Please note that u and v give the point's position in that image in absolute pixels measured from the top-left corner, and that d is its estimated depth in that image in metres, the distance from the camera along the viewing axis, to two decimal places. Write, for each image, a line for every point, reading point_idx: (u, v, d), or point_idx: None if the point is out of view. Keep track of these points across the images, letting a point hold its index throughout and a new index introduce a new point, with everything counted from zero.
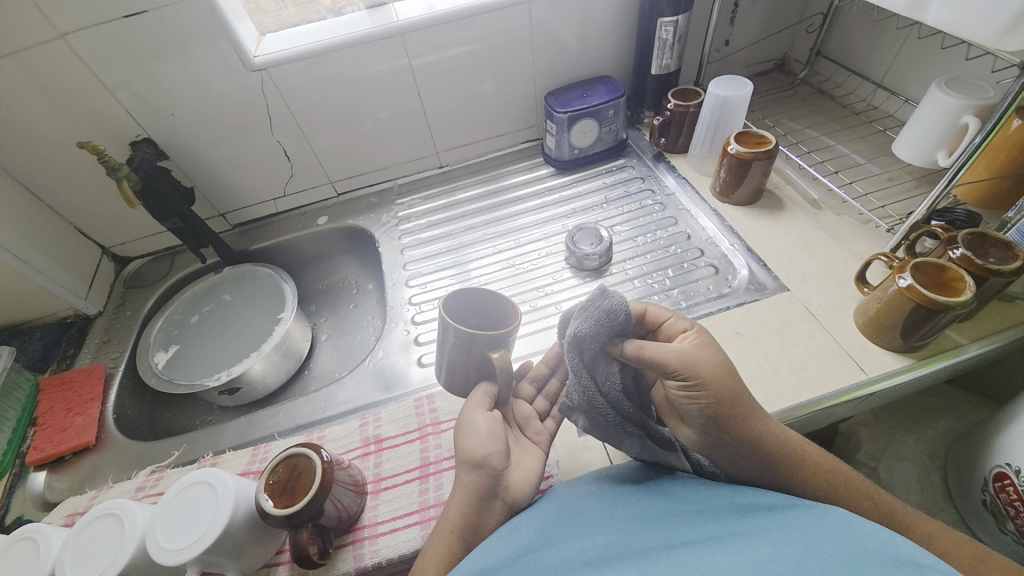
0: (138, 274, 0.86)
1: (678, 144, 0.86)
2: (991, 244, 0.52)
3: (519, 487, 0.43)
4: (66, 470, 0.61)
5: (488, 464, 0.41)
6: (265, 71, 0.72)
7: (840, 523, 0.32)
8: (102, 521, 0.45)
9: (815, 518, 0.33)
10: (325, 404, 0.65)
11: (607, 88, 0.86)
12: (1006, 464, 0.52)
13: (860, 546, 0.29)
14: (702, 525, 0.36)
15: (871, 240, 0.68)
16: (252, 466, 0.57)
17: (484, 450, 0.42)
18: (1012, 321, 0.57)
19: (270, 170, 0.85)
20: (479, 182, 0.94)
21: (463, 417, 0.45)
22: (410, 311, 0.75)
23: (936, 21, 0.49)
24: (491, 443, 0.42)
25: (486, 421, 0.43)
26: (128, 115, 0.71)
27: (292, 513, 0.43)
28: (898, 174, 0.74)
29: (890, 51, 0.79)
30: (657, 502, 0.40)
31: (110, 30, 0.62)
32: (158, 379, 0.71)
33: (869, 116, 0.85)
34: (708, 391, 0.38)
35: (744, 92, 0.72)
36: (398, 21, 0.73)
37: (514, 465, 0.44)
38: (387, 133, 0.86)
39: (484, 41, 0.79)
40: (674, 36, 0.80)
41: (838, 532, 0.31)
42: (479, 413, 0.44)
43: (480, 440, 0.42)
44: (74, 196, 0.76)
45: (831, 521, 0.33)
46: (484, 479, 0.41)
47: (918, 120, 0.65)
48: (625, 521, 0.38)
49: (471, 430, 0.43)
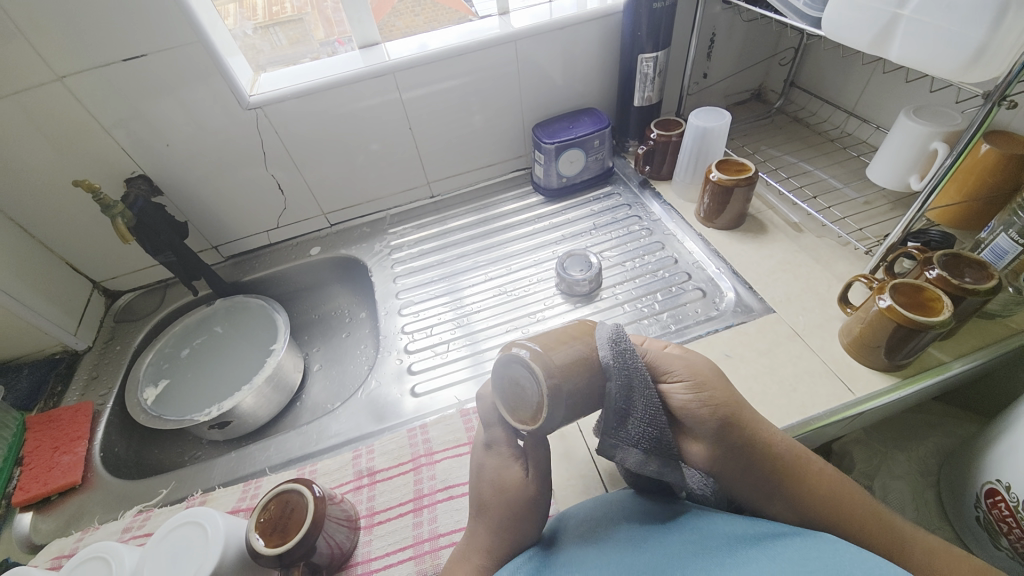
0: (129, 308, 0.86)
1: (663, 171, 0.89)
2: (966, 264, 0.54)
3: None
4: (52, 511, 0.60)
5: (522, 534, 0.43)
6: (260, 109, 0.74)
7: (830, 551, 0.31)
8: (87, 565, 0.44)
9: (803, 545, 0.32)
10: (317, 436, 0.64)
11: (593, 119, 0.89)
12: (996, 480, 0.53)
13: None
14: (694, 559, 0.35)
15: (852, 262, 0.70)
16: (242, 502, 0.56)
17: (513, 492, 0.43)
18: (992, 339, 0.58)
19: (264, 203, 0.86)
20: (469, 211, 0.96)
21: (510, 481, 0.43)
22: (403, 340, 0.75)
23: (899, 56, 0.51)
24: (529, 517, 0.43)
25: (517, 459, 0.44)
26: (123, 152, 0.72)
27: (283, 552, 0.42)
28: (874, 198, 0.77)
29: (858, 83, 0.83)
30: (650, 535, 0.39)
31: (108, 72, 0.64)
32: (148, 415, 0.70)
33: (843, 142, 0.88)
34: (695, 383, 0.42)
35: (723, 122, 0.75)
36: (390, 60, 0.76)
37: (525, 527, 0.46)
38: (379, 165, 0.88)
39: (473, 76, 0.82)
40: (655, 70, 0.83)
41: (827, 561, 0.30)
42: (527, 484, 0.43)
43: (508, 474, 0.43)
44: (67, 232, 0.77)
45: (821, 547, 0.32)
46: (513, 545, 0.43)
47: (891, 145, 0.68)
48: (621, 554, 0.37)
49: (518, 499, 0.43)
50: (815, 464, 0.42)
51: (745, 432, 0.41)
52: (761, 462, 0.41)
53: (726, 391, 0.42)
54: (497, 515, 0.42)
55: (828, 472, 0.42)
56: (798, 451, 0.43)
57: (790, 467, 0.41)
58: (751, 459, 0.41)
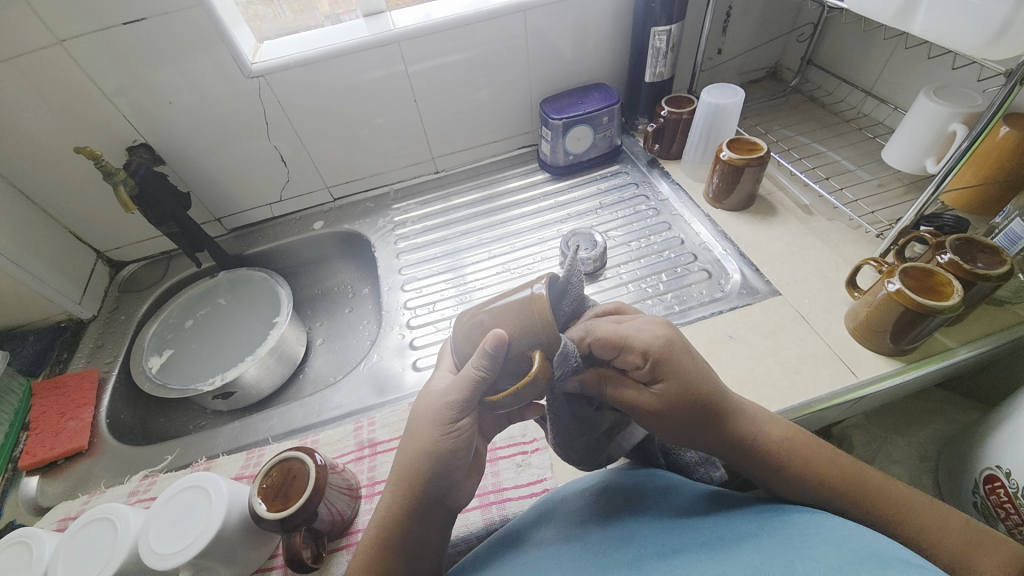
0: (132, 278, 0.86)
1: (672, 150, 0.87)
2: (978, 249, 0.53)
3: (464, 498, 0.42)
4: (58, 475, 0.61)
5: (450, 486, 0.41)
6: (262, 78, 0.72)
7: (835, 526, 0.31)
8: (94, 525, 0.45)
9: (810, 521, 0.32)
10: (319, 408, 0.65)
11: (602, 95, 0.87)
12: (997, 466, 0.53)
13: (847, 546, 0.28)
14: (699, 532, 0.35)
15: (862, 245, 0.69)
16: (245, 470, 0.57)
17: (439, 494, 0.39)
18: (1001, 325, 0.58)
19: (267, 176, 0.85)
20: (474, 187, 0.94)
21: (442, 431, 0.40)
22: (405, 315, 0.75)
23: (922, 30, 0.49)
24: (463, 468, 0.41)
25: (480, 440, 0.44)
26: (124, 121, 0.71)
27: (285, 517, 0.43)
28: (888, 180, 0.75)
29: (879, 60, 0.80)
30: (662, 511, 0.39)
31: (106, 36, 0.63)
32: (152, 383, 0.70)
33: (859, 124, 0.86)
34: (657, 423, 0.40)
35: (736, 99, 0.74)
36: (395, 29, 0.74)
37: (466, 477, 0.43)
38: (383, 139, 0.87)
39: (480, 49, 0.80)
40: (667, 44, 0.81)
41: (826, 536, 0.30)
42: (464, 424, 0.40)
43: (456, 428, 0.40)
44: (69, 200, 0.76)
45: (825, 523, 0.31)
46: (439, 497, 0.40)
47: (909, 126, 0.66)
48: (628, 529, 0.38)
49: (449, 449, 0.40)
50: (808, 449, 0.40)
51: (716, 432, 0.40)
52: (736, 450, 0.40)
53: (702, 389, 0.39)
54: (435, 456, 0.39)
55: (824, 458, 0.40)
56: (789, 438, 0.41)
57: (774, 458, 0.40)
58: (723, 449, 0.41)
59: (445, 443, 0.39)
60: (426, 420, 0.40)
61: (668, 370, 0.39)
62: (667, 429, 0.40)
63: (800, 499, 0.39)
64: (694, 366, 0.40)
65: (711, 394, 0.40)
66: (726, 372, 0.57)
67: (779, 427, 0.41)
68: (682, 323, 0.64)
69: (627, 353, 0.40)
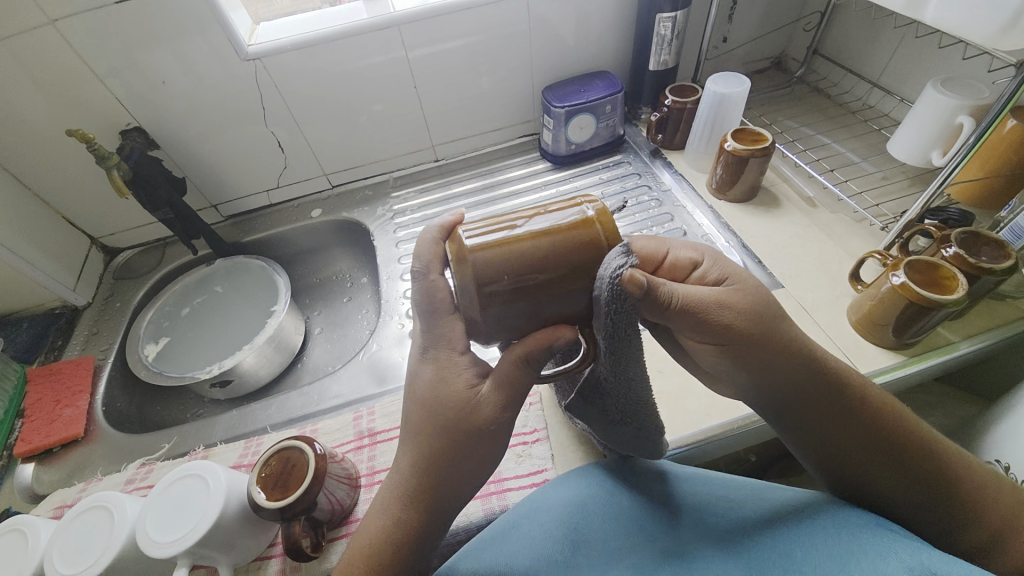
0: (127, 265, 0.85)
1: (676, 140, 0.86)
2: (983, 243, 0.53)
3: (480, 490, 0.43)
4: (54, 463, 0.61)
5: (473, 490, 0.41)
6: (258, 61, 0.71)
7: (845, 535, 0.33)
8: (90, 513, 0.44)
9: (826, 531, 0.34)
10: (318, 397, 0.64)
11: (605, 83, 0.86)
12: (995, 460, 0.53)
13: (857, 560, 0.30)
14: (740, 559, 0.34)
15: (865, 238, 0.68)
16: (244, 459, 0.57)
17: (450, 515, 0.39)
18: (1002, 319, 0.58)
19: (264, 162, 0.84)
20: (474, 176, 0.93)
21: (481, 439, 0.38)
22: (405, 305, 0.74)
23: (934, 19, 0.49)
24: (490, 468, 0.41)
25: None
26: (118, 104, 0.69)
27: (284, 506, 0.42)
28: (893, 173, 0.75)
29: (886, 51, 0.79)
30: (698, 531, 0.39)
31: (98, 15, 0.61)
32: (149, 371, 0.69)
33: (864, 115, 0.85)
34: (749, 342, 0.36)
35: (741, 89, 0.73)
36: (395, 12, 0.72)
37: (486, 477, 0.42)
38: (383, 126, 0.86)
39: (481, 34, 0.78)
40: (672, 32, 0.79)
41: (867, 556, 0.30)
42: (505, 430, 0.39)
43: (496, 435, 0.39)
44: (62, 185, 0.75)
45: (841, 534, 0.33)
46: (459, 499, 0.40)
47: (915, 118, 0.65)
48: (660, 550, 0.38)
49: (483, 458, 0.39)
50: (873, 402, 0.40)
51: (796, 375, 0.38)
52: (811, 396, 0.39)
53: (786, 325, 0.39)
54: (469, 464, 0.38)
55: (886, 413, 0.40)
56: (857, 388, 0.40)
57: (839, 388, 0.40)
58: (798, 397, 0.39)
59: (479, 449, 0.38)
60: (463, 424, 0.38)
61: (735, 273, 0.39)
62: (755, 352, 0.37)
63: (862, 435, 0.39)
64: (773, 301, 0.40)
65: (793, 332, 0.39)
66: None
67: (849, 375, 0.41)
68: None
69: (677, 253, 0.40)
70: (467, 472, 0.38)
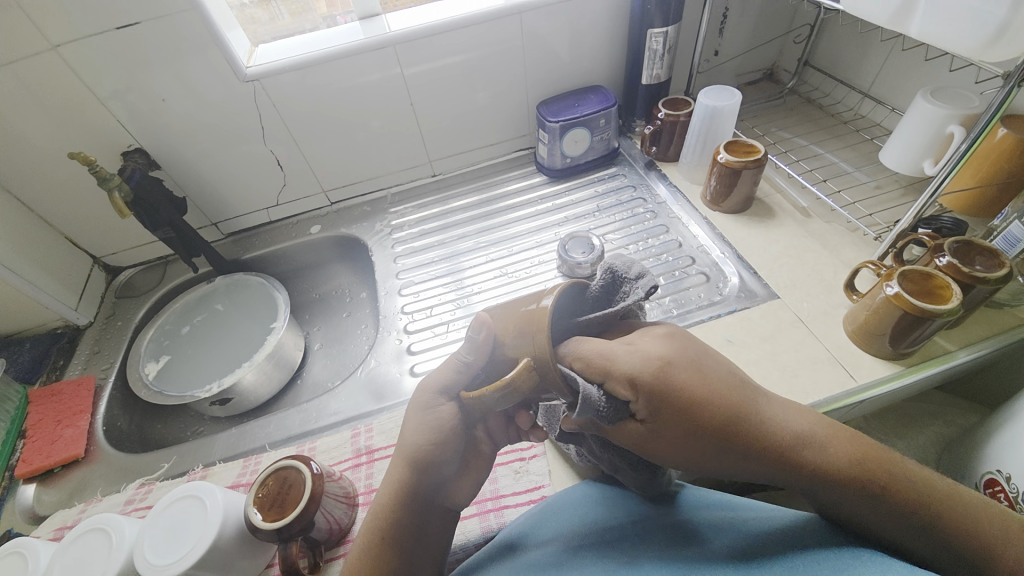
0: (129, 284, 0.86)
1: (670, 153, 0.87)
2: (977, 252, 0.53)
3: (462, 493, 0.45)
4: (54, 483, 0.61)
5: (436, 471, 0.42)
6: (257, 81, 0.72)
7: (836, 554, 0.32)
8: (89, 536, 0.45)
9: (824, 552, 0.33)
10: (317, 414, 0.64)
11: (599, 97, 0.87)
12: (997, 470, 0.52)
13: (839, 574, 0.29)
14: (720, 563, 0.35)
15: (860, 248, 0.68)
16: (242, 478, 0.57)
17: (435, 486, 0.43)
18: (999, 327, 0.58)
19: (263, 180, 0.85)
20: (472, 191, 0.94)
21: (417, 422, 0.43)
22: (403, 320, 0.75)
23: (919, 32, 0.49)
24: (441, 449, 0.43)
25: (476, 430, 0.46)
26: (120, 126, 0.71)
27: (281, 526, 0.43)
28: (886, 182, 0.75)
29: (875, 62, 0.80)
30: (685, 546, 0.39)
31: (101, 40, 0.62)
32: (149, 390, 0.70)
33: (856, 125, 0.86)
34: (692, 458, 0.38)
35: (732, 102, 0.74)
36: (390, 32, 0.74)
37: (459, 477, 0.45)
38: (380, 143, 0.87)
39: (476, 51, 0.80)
40: (664, 46, 0.81)
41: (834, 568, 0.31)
42: (437, 407, 0.43)
43: (438, 416, 0.43)
44: (66, 206, 0.76)
45: (835, 555, 0.32)
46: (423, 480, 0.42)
47: (905, 128, 0.66)
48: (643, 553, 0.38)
49: (426, 432, 0.43)
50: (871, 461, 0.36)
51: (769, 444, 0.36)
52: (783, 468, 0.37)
53: (750, 425, 0.37)
54: (416, 446, 0.42)
55: (891, 469, 0.36)
56: (852, 456, 0.36)
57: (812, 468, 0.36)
58: (773, 471, 0.37)
59: (445, 427, 0.43)
60: (413, 412, 0.44)
61: (682, 408, 0.37)
62: (700, 458, 0.38)
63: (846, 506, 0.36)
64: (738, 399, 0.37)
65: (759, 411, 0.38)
66: None
67: (843, 446, 0.37)
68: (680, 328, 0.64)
69: (613, 382, 0.37)
70: (434, 451, 0.42)
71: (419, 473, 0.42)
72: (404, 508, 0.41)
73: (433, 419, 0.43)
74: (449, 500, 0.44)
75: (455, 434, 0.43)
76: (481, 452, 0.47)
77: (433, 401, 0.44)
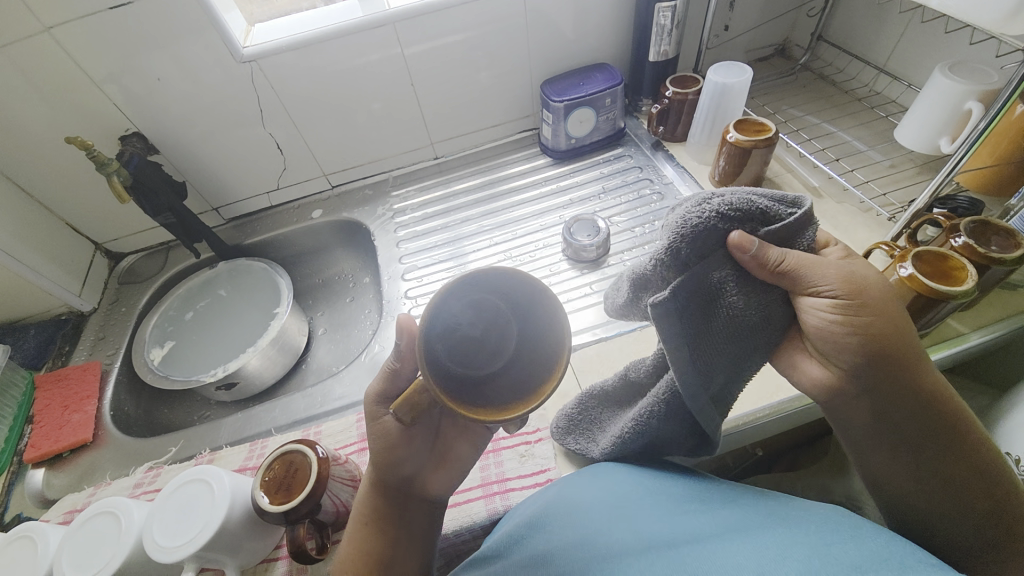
0: (132, 269, 0.86)
1: (677, 133, 0.85)
2: (993, 232, 0.51)
3: (436, 485, 0.47)
4: (64, 468, 0.61)
5: (400, 470, 0.45)
6: (255, 62, 0.71)
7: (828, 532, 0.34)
8: (97, 519, 0.45)
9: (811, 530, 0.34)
10: (322, 398, 0.64)
11: (605, 76, 0.84)
12: (1006, 452, 0.52)
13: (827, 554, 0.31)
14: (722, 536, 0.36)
15: (872, 229, 0.67)
16: (249, 461, 0.57)
17: (402, 482, 0.45)
18: (1013, 309, 0.57)
19: (264, 163, 0.83)
20: (474, 173, 0.93)
21: (371, 428, 0.45)
22: (406, 304, 0.74)
23: (940, 4, 0.47)
24: (402, 449, 0.45)
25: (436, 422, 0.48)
26: (116, 109, 0.69)
27: (288, 509, 0.43)
28: (900, 161, 0.73)
29: (892, 35, 0.77)
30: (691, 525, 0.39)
31: (94, 21, 0.61)
32: (154, 375, 0.70)
33: (871, 102, 0.83)
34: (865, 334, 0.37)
35: (743, 79, 0.71)
36: (390, 10, 0.72)
37: (429, 469, 0.47)
38: (381, 125, 0.85)
39: (479, 29, 0.77)
40: (672, 21, 0.78)
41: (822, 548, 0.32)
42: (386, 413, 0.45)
43: (384, 423, 0.45)
44: (65, 192, 0.75)
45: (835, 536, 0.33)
46: (391, 478, 0.45)
47: (921, 105, 0.64)
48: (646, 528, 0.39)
49: (384, 437, 0.44)
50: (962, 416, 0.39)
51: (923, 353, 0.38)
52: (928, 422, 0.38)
53: (921, 371, 0.37)
54: (373, 451, 0.44)
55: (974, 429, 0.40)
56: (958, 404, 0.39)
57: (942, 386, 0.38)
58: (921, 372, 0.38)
59: (393, 436, 0.45)
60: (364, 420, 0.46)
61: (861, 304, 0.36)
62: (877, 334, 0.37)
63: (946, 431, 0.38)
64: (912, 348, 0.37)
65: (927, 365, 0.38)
66: None
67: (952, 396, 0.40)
68: None
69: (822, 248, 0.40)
70: (395, 452, 0.44)
71: (387, 471, 0.44)
72: (384, 496, 0.45)
73: (377, 428, 0.45)
74: (425, 492, 0.46)
75: (402, 437, 0.45)
76: (445, 447, 0.49)
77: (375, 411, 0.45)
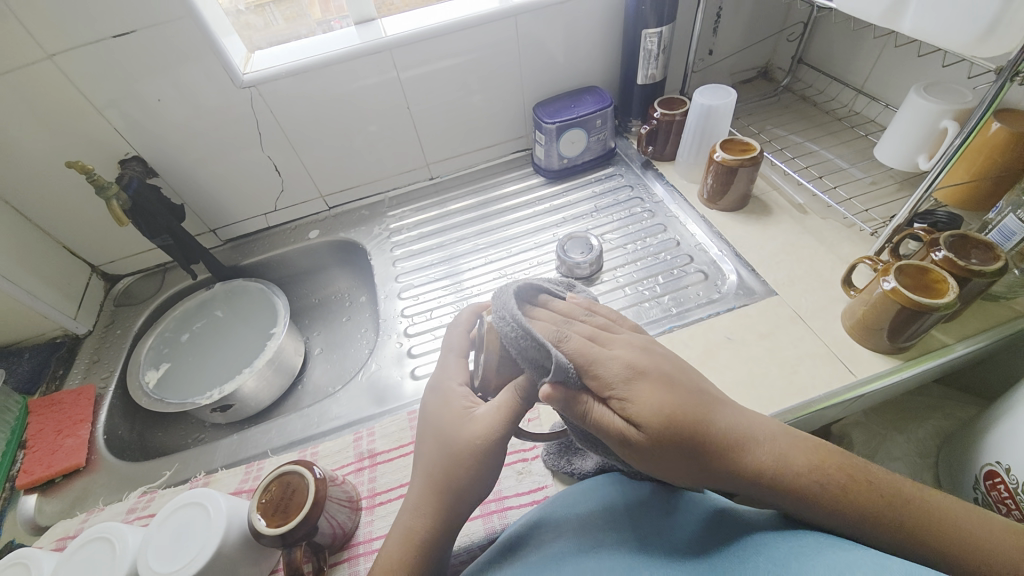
0: (128, 292, 0.86)
1: (666, 152, 0.88)
2: (972, 246, 0.53)
3: None
4: (56, 493, 0.61)
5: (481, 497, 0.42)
6: (254, 87, 0.72)
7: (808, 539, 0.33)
8: (93, 544, 0.45)
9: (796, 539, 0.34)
10: (318, 419, 0.64)
11: (595, 98, 0.87)
12: (996, 461, 0.52)
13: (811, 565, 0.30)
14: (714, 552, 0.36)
15: (856, 243, 0.69)
16: (245, 484, 0.57)
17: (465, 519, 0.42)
18: (996, 320, 0.58)
19: (261, 185, 0.85)
20: (468, 193, 0.94)
21: (474, 435, 0.41)
22: (403, 323, 0.75)
23: (912, 29, 0.50)
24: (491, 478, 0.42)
25: None
26: (116, 134, 0.71)
27: (285, 532, 0.43)
28: (880, 178, 0.76)
29: (869, 58, 0.81)
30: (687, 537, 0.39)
31: (97, 48, 0.63)
32: (149, 398, 0.70)
33: (851, 122, 0.86)
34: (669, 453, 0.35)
35: (727, 100, 0.74)
36: (387, 37, 0.74)
37: None
38: (377, 146, 0.87)
39: (472, 54, 0.80)
40: (658, 46, 0.81)
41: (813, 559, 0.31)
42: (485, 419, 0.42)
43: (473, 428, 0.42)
44: (63, 216, 0.76)
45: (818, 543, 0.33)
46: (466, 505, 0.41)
47: (899, 123, 0.66)
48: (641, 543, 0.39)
49: (486, 458, 0.40)
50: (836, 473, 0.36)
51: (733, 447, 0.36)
52: (799, 506, 0.36)
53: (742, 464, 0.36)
54: (469, 459, 0.40)
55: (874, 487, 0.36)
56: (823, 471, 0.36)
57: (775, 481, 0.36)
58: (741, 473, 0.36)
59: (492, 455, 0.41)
60: (467, 428, 0.41)
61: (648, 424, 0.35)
62: (662, 460, 0.36)
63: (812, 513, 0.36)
64: (735, 431, 0.37)
65: (756, 452, 0.36)
66: (723, 374, 0.58)
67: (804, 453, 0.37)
68: (680, 326, 0.64)
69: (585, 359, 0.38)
70: (485, 477, 0.41)
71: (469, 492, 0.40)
72: (444, 528, 0.40)
73: (491, 444, 0.41)
74: None
75: (493, 475, 0.41)
76: None
77: (486, 431, 0.41)
